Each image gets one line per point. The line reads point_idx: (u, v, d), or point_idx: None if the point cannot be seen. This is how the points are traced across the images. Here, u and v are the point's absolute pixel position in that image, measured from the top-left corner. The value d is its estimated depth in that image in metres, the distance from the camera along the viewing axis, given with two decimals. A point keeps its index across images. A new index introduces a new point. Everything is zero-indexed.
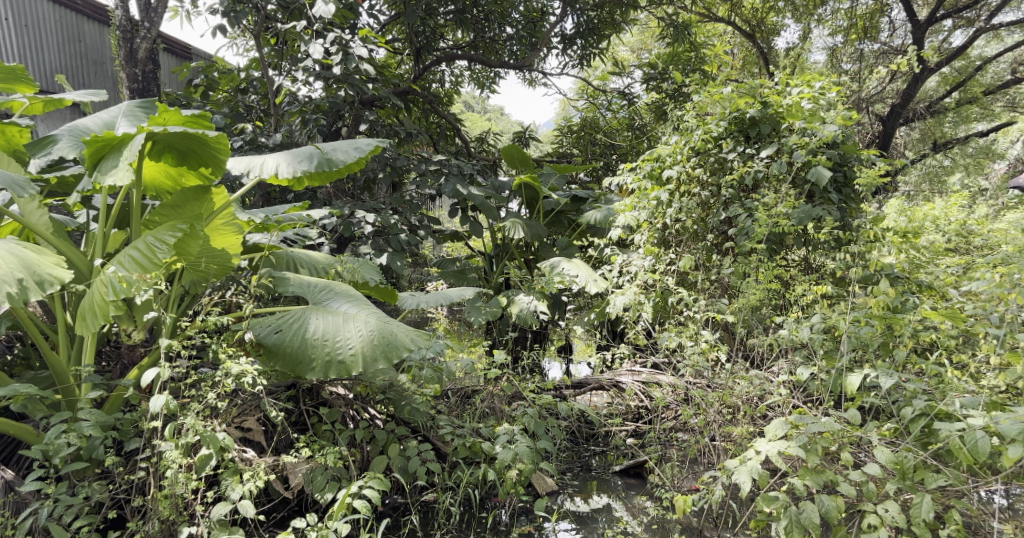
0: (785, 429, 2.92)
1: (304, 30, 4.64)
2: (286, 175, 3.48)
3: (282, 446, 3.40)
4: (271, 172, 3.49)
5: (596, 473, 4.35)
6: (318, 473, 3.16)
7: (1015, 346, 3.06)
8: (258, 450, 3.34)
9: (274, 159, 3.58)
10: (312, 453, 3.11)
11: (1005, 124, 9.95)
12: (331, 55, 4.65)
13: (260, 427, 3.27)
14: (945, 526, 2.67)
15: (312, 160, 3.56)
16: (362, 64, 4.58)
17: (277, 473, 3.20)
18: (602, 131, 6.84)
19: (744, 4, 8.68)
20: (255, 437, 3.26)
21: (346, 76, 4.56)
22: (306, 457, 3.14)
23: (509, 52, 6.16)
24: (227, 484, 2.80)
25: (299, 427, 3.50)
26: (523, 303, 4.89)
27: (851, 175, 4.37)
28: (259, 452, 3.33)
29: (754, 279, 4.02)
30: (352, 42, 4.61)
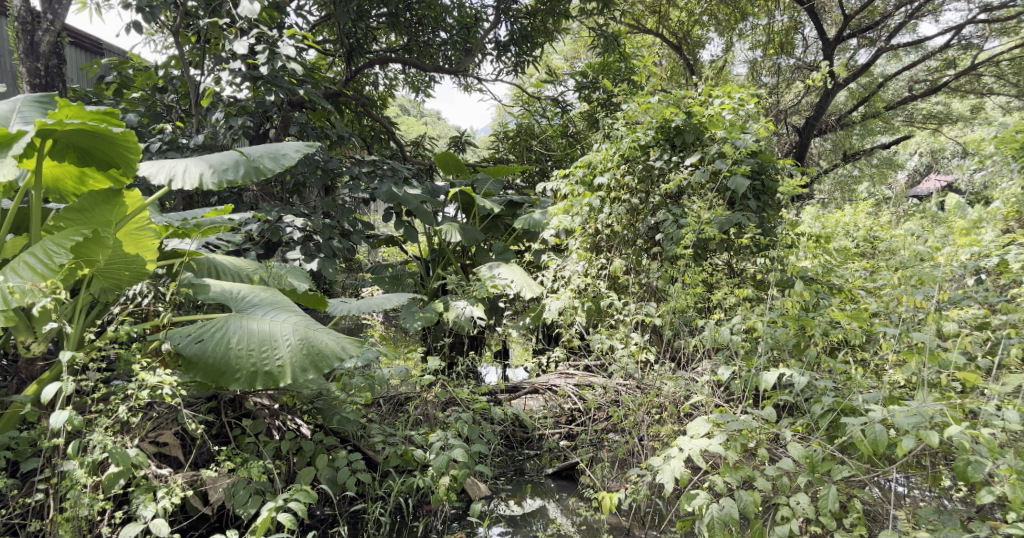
0: (707, 427, 3.05)
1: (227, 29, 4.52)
2: (211, 185, 3.40)
3: (201, 460, 3.34)
4: (194, 181, 3.38)
5: (529, 475, 4.40)
6: (240, 487, 3.09)
7: (912, 344, 3.29)
8: (176, 465, 3.26)
9: (195, 165, 3.48)
10: (234, 467, 3.04)
11: (905, 137, 10.68)
12: (257, 55, 4.54)
13: (177, 441, 3.20)
14: (849, 515, 2.84)
15: (238, 169, 3.51)
16: (289, 63, 4.49)
17: (196, 489, 3.11)
18: (538, 138, 6.88)
19: (671, 18, 8.96)
20: (172, 452, 3.19)
21: (273, 77, 4.45)
22: (228, 471, 3.07)
23: (444, 56, 6.17)
24: (138, 503, 2.70)
25: (221, 441, 3.44)
26: (460, 309, 4.83)
27: (769, 183, 4.58)
28: (177, 467, 3.25)
29: (680, 283, 4.17)
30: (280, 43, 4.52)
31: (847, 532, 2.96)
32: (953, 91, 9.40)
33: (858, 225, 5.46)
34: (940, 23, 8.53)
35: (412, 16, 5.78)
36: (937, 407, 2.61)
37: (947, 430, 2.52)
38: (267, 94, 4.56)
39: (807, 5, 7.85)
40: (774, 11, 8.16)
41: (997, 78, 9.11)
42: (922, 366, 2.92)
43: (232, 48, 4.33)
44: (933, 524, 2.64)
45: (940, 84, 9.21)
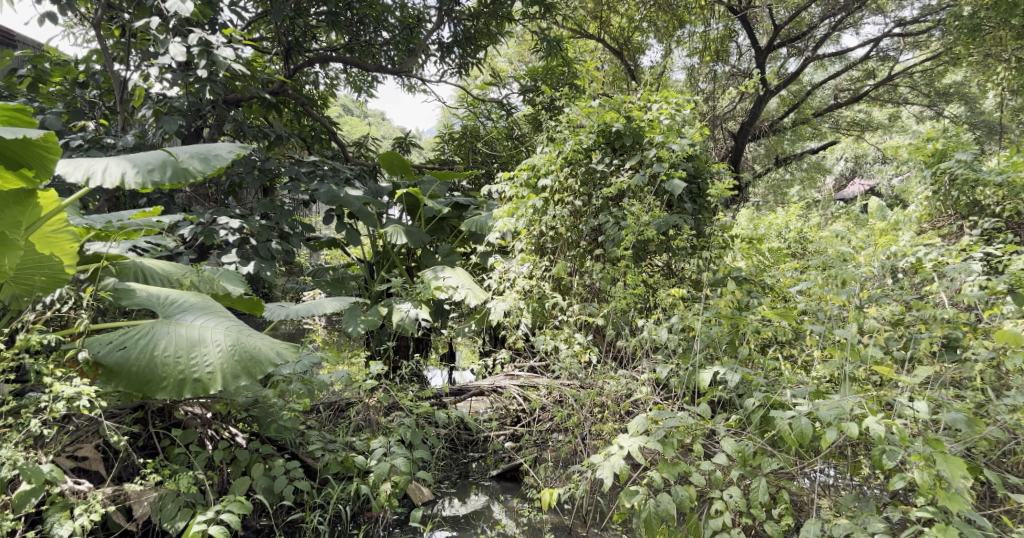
0: (646, 425, 3.12)
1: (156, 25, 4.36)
2: (135, 184, 3.30)
3: (125, 474, 3.21)
4: (115, 179, 3.27)
5: (474, 478, 4.40)
6: (168, 500, 3.03)
7: (837, 341, 3.44)
8: (97, 480, 3.10)
9: (117, 164, 3.37)
10: (161, 480, 2.98)
11: (832, 143, 11.12)
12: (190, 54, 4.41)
13: (98, 455, 3.06)
14: (778, 506, 2.96)
15: (165, 170, 3.41)
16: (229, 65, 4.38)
17: (119, 504, 2.99)
18: (482, 140, 6.86)
19: (612, 23, 9.08)
20: (92, 467, 3.04)
21: (210, 79, 4.32)
22: (154, 484, 3.00)
23: (386, 56, 6.08)
24: (54, 521, 2.66)
25: (146, 453, 3.31)
26: (404, 311, 4.79)
27: (705, 187, 4.70)
28: (98, 483, 3.11)
29: (622, 284, 4.25)
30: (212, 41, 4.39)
31: (776, 522, 3.09)
32: (873, 100, 9.86)
33: (788, 227, 5.67)
34: (861, 35, 8.95)
35: (353, 15, 5.69)
36: (855, 399, 2.76)
37: (864, 421, 2.67)
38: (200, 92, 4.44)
39: (741, 14, 8.12)
40: (710, 19, 8.40)
41: (912, 88, 9.57)
42: (843, 361, 3.07)
43: (162, 46, 4.20)
44: (853, 511, 2.79)
45: (862, 93, 9.63)
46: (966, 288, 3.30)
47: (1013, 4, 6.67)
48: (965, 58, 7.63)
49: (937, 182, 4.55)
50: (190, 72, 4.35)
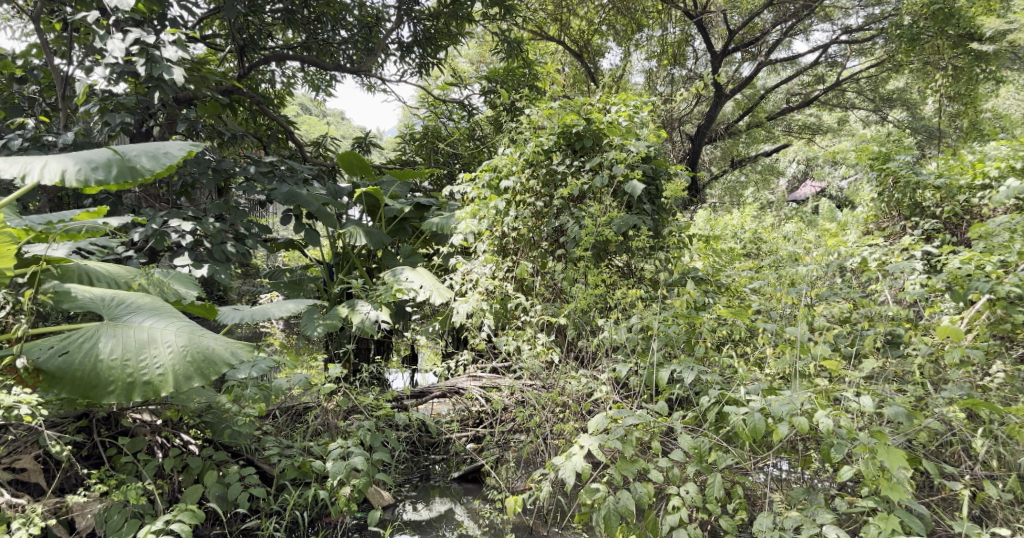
0: (605, 424, 3.16)
1: (95, 21, 4.24)
2: (75, 182, 3.22)
3: (68, 484, 3.12)
4: (54, 176, 3.19)
5: (435, 481, 4.39)
6: (114, 511, 2.96)
7: (788, 339, 3.54)
8: (36, 492, 3.04)
9: (58, 160, 3.27)
10: (105, 491, 2.91)
11: (785, 146, 11.41)
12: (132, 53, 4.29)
13: (36, 466, 2.98)
14: (732, 501, 3.04)
15: (110, 167, 3.33)
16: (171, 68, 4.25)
17: (60, 516, 2.92)
18: (444, 140, 6.78)
19: (572, 26, 9.13)
20: (30, 478, 2.96)
21: (153, 80, 4.18)
22: (99, 495, 2.92)
23: (345, 56, 6.00)
24: None
25: (92, 463, 3.24)
26: (365, 314, 4.67)
27: (663, 188, 4.75)
28: (38, 495, 3.04)
29: (582, 284, 4.29)
30: (155, 40, 4.28)
31: (731, 517, 3.17)
32: (823, 104, 10.14)
33: (744, 228, 5.80)
34: (811, 42, 9.21)
35: (311, 13, 5.59)
36: (805, 394, 2.85)
37: (813, 414, 2.76)
38: (150, 90, 4.33)
39: (697, 19, 8.25)
40: (667, 23, 8.56)
41: (858, 93, 9.86)
42: (795, 358, 3.16)
43: (102, 41, 4.09)
44: (802, 504, 2.88)
45: (812, 97, 9.90)
46: (909, 286, 3.43)
47: (948, 14, 6.92)
48: (905, 65, 7.92)
49: (882, 184, 4.71)
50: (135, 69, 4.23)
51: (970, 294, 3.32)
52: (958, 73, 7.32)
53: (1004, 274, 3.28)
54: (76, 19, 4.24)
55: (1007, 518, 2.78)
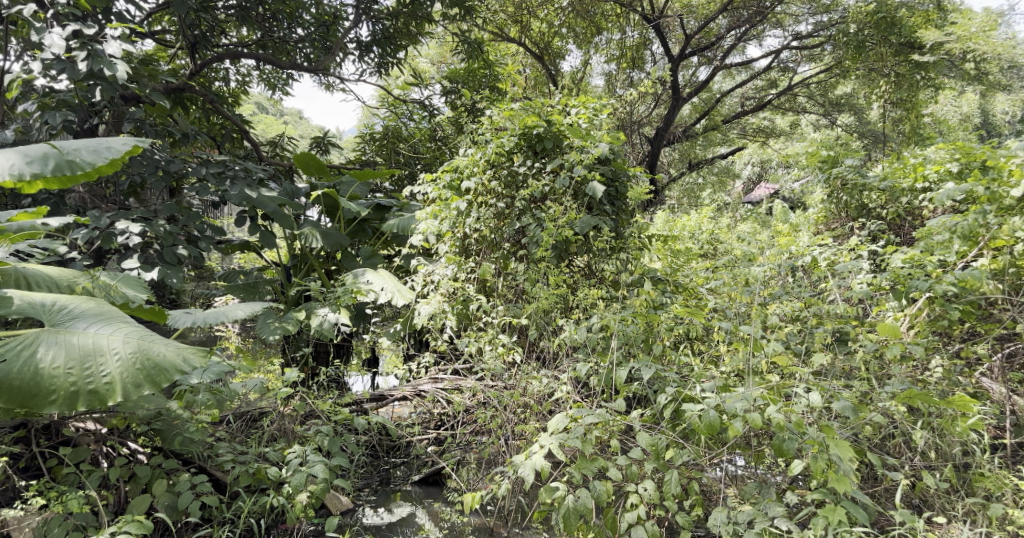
0: (565, 424, 3.17)
1: (33, 15, 4.10)
2: (9, 176, 3.13)
3: (5, 498, 3.03)
4: None
5: (395, 485, 4.39)
6: (54, 524, 2.87)
7: (742, 337, 3.62)
8: None
9: None
10: (46, 504, 2.83)
11: (740, 149, 11.64)
12: (73, 49, 4.16)
13: None
14: (688, 497, 3.10)
15: (47, 162, 3.23)
16: (115, 63, 4.12)
17: None
18: (405, 141, 6.67)
19: (532, 28, 9.15)
20: None
21: (94, 75, 4.05)
22: (38, 508, 2.84)
23: (302, 54, 5.89)
24: None
25: (31, 474, 3.17)
26: (323, 316, 4.58)
27: (623, 190, 4.79)
28: None
29: (543, 285, 4.30)
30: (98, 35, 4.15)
31: (687, 512, 3.23)
32: (776, 108, 10.38)
33: (701, 228, 5.90)
34: (763, 47, 9.40)
35: (265, 10, 5.50)
36: (758, 391, 2.92)
37: (765, 410, 2.84)
38: (92, 87, 4.19)
39: (654, 23, 8.33)
40: (626, 27, 8.67)
41: (809, 98, 10.10)
42: (748, 356, 3.23)
43: (39, 36, 4.00)
44: (754, 498, 2.97)
45: (765, 101, 10.13)
46: (856, 285, 3.55)
47: (891, 23, 7.32)
48: (852, 71, 8.16)
49: (831, 186, 4.85)
50: (77, 65, 4.09)
51: (912, 293, 3.45)
52: (901, 79, 7.53)
53: (942, 274, 3.44)
54: (14, 13, 4.09)
55: (943, 506, 2.97)
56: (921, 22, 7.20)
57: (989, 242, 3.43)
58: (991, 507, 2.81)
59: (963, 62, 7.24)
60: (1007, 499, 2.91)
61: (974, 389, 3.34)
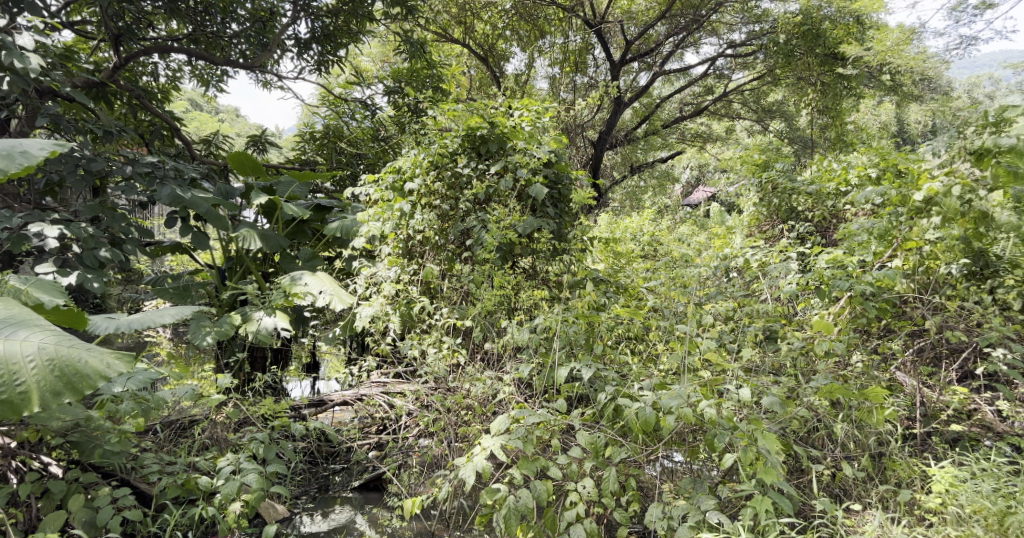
0: (506, 424, 3.20)
1: None
2: None
3: None
4: None
5: (334, 491, 4.28)
6: None
7: (679, 336, 3.70)
8: None
9: None
10: None
11: (679, 153, 11.93)
12: None
13: None
14: (626, 493, 3.16)
15: None
16: (28, 56, 3.93)
17: None
18: (346, 140, 6.40)
19: (476, 30, 9.11)
20: None
21: (5, 68, 3.85)
22: None
23: (237, 50, 5.71)
24: None
25: None
26: (260, 321, 4.44)
27: (565, 192, 4.83)
28: None
29: (486, 286, 4.30)
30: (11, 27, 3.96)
31: (625, 508, 3.29)
32: (713, 114, 10.67)
33: (642, 230, 6.00)
34: (701, 54, 9.63)
35: (197, 3, 5.32)
36: (692, 387, 3.00)
37: (698, 406, 2.92)
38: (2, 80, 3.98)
39: (596, 28, 8.43)
40: (569, 31, 8.77)
41: (743, 104, 10.42)
42: (683, 355, 3.33)
43: None
44: (688, 492, 3.08)
45: (702, 107, 10.42)
46: (784, 285, 3.70)
47: (816, 35, 7.63)
48: (783, 79, 8.46)
49: (762, 190, 5.03)
50: None
51: (834, 292, 3.61)
52: (826, 88, 7.94)
53: (862, 273, 3.62)
54: None
55: (860, 494, 3.13)
56: (842, 35, 7.56)
57: (902, 243, 3.64)
58: (902, 493, 2.99)
59: (881, 74, 7.61)
60: (917, 485, 3.11)
61: (889, 381, 3.53)
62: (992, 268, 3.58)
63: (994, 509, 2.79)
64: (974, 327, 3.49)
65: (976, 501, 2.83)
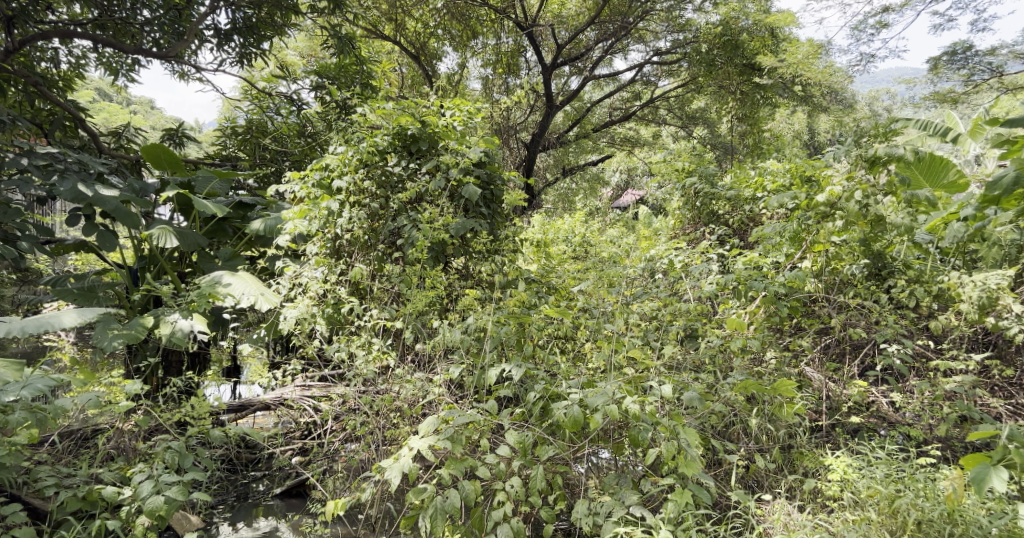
0: (436, 425, 3.15)
1: None
2: None
3: None
4: None
5: (255, 499, 4.16)
6: None
7: (606, 336, 3.76)
8: None
9: None
10: None
11: (609, 156, 12.16)
12: None
13: None
14: (553, 491, 3.20)
15: None
16: None
17: None
18: (270, 135, 6.17)
19: (408, 27, 8.97)
20: None
21: None
22: None
23: (150, 39, 5.43)
24: None
25: None
26: (175, 323, 4.20)
27: (498, 193, 4.82)
28: None
29: (417, 287, 4.25)
30: None
31: (551, 506, 3.33)
32: (641, 120, 10.92)
33: (573, 232, 6.06)
34: (629, 60, 9.84)
35: None
36: (617, 385, 3.06)
37: (623, 402, 2.99)
38: None
39: (527, 31, 8.40)
40: (501, 33, 8.82)
41: (670, 110, 10.67)
42: (610, 353, 3.42)
43: None
44: (613, 488, 3.17)
45: (631, 112, 10.66)
46: (706, 286, 3.83)
47: (734, 46, 7.98)
48: (707, 87, 8.73)
49: (687, 194, 5.19)
50: None
51: (750, 292, 3.76)
52: (744, 97, 8.16)
53: (775, 274, 3.80)
54: None
55: (771, 483, 3.28)
56: (759, 46, 7.86)
57: (812, 245, 3.84)
58: (808, 481, 3.15)
59: (794, 85, 7.90)
60: (820, 474, 3.24)
61: (798, 377, 3.70)
62: (888, 269, 3.85)
63: (887, 492, 2.92)
64: (872, 325, 3.69)
65: (871, 486, 2.95)
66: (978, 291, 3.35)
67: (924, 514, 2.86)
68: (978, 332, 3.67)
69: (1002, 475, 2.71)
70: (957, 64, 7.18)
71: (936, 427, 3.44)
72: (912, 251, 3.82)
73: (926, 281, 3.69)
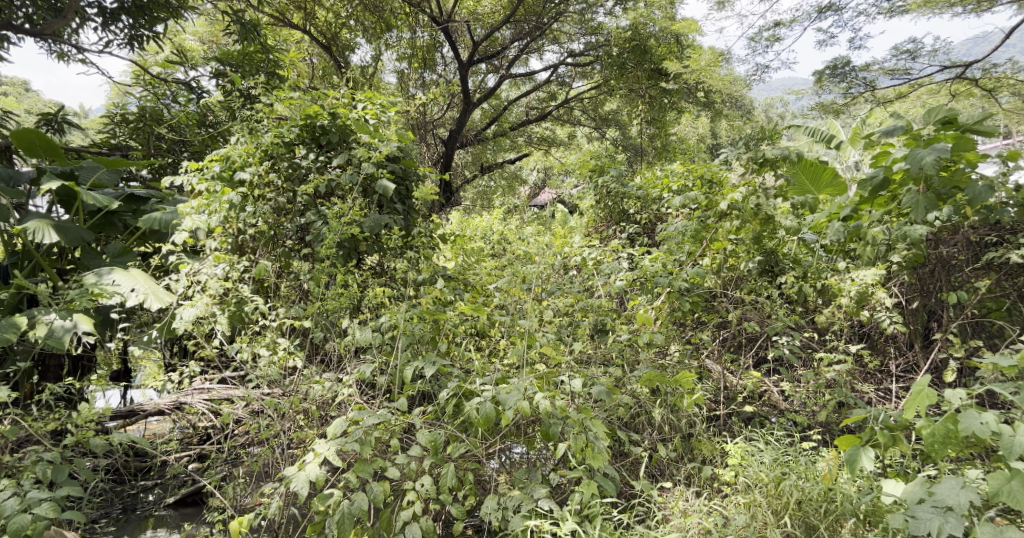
0: (344, 428, 3.04)
1: None
2: None
3: None
4: None
5: (143, 510, 3.99)
6: None
7: (520, 333, 3.76)
8: None
9: None
10: None
11: (527, 155, 12.22)
12: None
13: None
14: (463, 488, 3.18)
15: None
16: None
17: None
18: (167, 125, 5.80)
19: (318, 16, 8.68)
20: None
21: None
22: None
23: (23, 15, 5.00)
24: None
25: None
26: (49, 323, 3.84)
27: (412, 189, 4.74)
28: None
29: (327, 284, 4.11)
30: None
31: (461, 503, 3.32)
32: (556, 120, 11.05)
33: (491, 230, 6.02)
34: (544, 61, 9.96)
35: None
36: (528, 381, 3.07)
37: (534, 399, 3.00)
38: None
39: (442, 27, 8.35)
40: (416, 27, 8.72)
41: (584, 111, 10.85)
42: (523, 349, 3.43)
43: None
44: (523, 483, 3.19)
45: (547, 112, 10.79)
46: (616, 282, 3.91)
47: (643, 51, 8.18)
48: (618, 89, 8.93)
49: (599, 193, 5.29)
50: None
51: (655, 288, 3.87)
52: (652, 101, 8.33)
53: (678, 271, 3.93)
54: None
55: (672, 471, 3.39)
56: (665, 52, 8.18)
57: (710, 244, 4.04)
58: (705, 469, 3.28)
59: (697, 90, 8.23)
60: (716, 462, 3.38)
61: (698, 368, 3.84)
62: (779, 265, 3.96)
63: (772, 476, 3.05)
64: (765, 318, 3.87)
65: (761, 471, 3.09)
66: (856, 287, 3.60)
67: (804, 493, 3.00)
68: (855, 323, 3.91)
69: (869, 454, 2.90)
70: (837, 78, 7.03)
71: (819, 413, 3.66)
72: (801, 249, 4.05)
73: (813, 276, 3.90)
